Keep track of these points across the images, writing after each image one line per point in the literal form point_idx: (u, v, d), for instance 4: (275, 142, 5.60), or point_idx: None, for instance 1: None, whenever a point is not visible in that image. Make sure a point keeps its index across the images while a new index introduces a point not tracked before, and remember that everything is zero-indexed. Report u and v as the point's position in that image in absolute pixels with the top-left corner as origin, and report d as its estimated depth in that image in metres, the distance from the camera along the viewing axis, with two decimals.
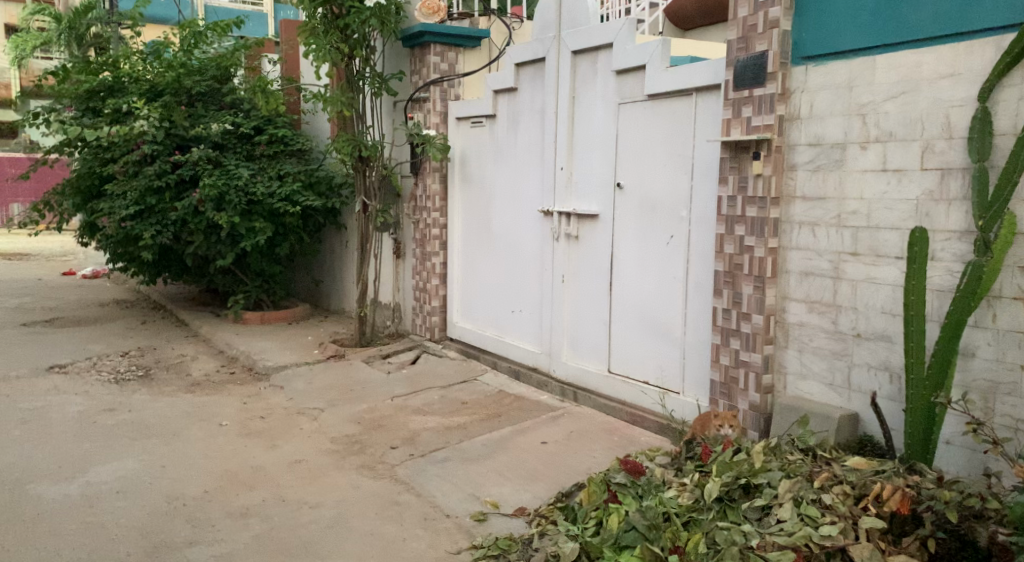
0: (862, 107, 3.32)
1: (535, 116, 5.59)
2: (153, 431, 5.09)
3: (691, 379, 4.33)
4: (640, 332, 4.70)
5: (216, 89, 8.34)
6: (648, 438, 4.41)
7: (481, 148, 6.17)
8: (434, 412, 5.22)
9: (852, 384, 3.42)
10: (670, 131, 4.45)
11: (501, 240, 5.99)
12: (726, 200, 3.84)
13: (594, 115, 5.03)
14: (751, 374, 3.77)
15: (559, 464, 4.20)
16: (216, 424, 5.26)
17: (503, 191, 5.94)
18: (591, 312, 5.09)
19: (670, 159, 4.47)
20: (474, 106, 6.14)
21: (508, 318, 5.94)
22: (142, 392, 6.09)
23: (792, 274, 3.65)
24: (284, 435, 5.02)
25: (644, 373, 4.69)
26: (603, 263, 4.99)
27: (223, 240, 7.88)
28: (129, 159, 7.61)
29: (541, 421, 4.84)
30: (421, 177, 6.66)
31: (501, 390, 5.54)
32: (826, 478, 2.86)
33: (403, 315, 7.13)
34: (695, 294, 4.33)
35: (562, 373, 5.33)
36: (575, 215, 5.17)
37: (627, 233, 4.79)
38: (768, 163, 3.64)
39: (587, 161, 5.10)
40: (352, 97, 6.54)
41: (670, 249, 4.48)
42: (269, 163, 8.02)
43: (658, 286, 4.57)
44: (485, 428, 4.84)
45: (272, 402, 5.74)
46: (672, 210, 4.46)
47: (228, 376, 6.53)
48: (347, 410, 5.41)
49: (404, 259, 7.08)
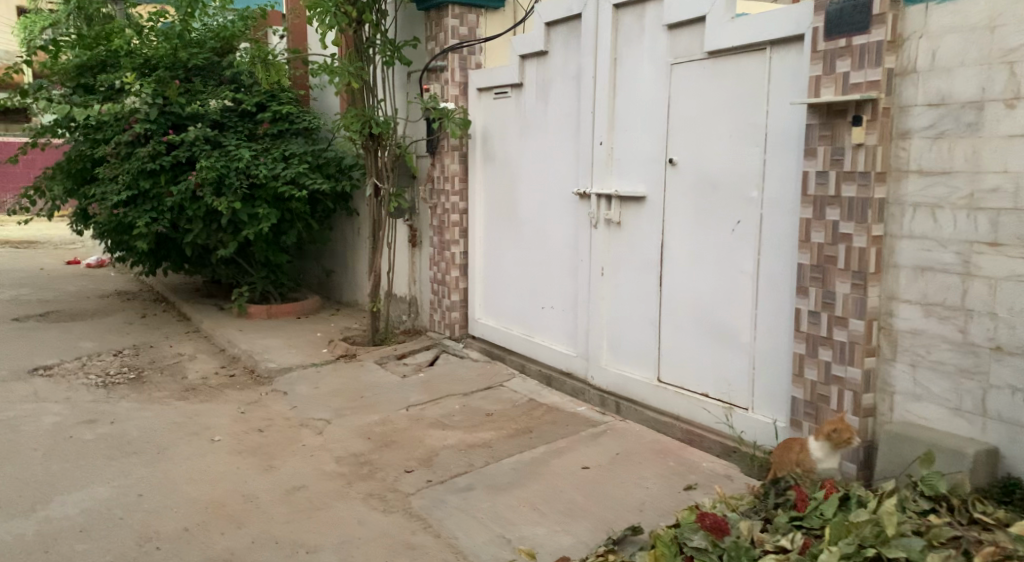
0: (1009, 53, 2.60)
1: (569, 82, 4.84)
2: (134, 448, 4.45)
3: (763, 395, 3.63)
4: (698, 335, 3.98)
5: (215, 63, 7.67)
6: (711, 464, 3.71)
7: (506, 122, 5.43)
8: (455, 426, 4.53)
9: (988, 411, 2.71)
10: (738, 95, 3.71)
11: (529, 226, 5.27)
12: (815, 176, 3.13)
13: (640, 80, 4.28)
14: (848, 394, 3.06)
15: (604, 497, 3.50)
16: (207, 439, 4.60)
17: (532, 170, 5.21)
18: (636, 311, 4.38)
19: (735, 129, 3.73)
20: (497, 74, 5.40)
21: (538, 316, 5.23)
22: (130, 398, 5.45)
23: (902, 270, 2.93)
24: (283, 454, 4.36)
25: (702, 384, 3.98)
26: (651, 254, 4.26)
27: (224, 229, 7.21)
28: (120, 138, 6.94)
29: (580, 439, 4.14)
30: (439, 156, 5.93)
31: (530, 399, 4.86)
32: (991, 555, 2.39)
33: (419, 310, 6.45)
34: (768, 292, 3.61)
35: (601, 381, 4.62)
36: (617, 198, 4.44)
37: (682, 219, 4.06)
38: (873, 130, 2.91)
39: (631, 134, 4.36)
40: (361, 67, 5.85)
41: (736, 237, 3.76)
42: (273, 143, 7.35)
43: (720, 281, 3.85)
44: (515, 448, 4.15)
45: (273, 411, 5.08)
46: (737, 190, 3.74)
47: (228, 380, 5.87)
48: (357, 421, 4.75)
49: (420, 248, 6.39)
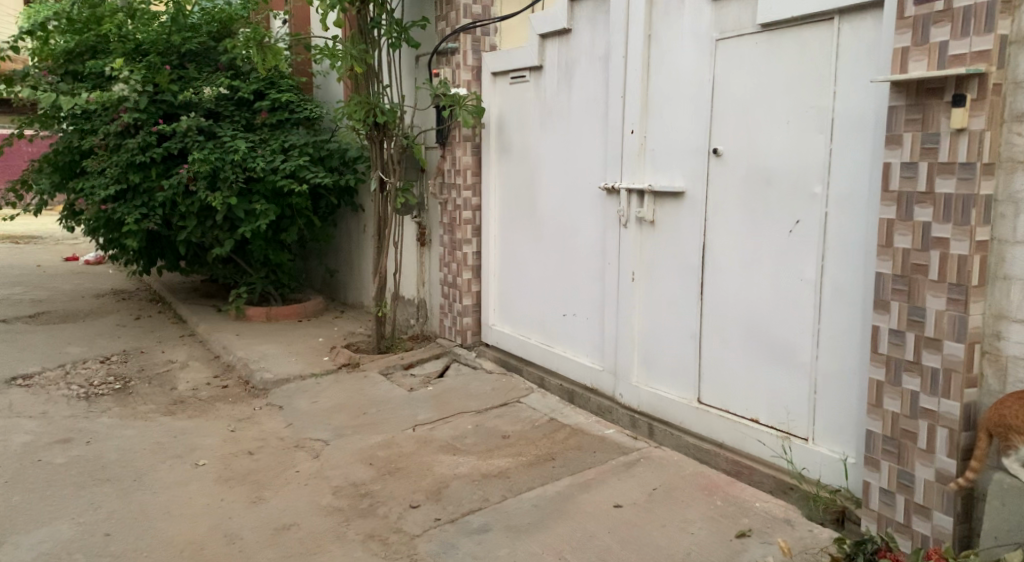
0: None
1: (595, 63, 4.31)
2: (108, 475, 3.96)
3: (826, 423, 3.14)
4: (749, 352, 3.47)
5: (211, 48, 7.17)
6: (766, 505, 3.22)
7: (523, 109, 4.91)
8: (468, 450, 4.03)
9: None
10: (800, 75, 3.20)
11: (549, 224, 4.75)
12: (899, 168, 2.65)
13: (678, 59, 3.76)
14: (943, 431, 2.56)
15: (644, 547, 3.00)
16: (191, 463, 4.11)
17: (553, 163, 4.69)
18: (673, 321, 3.87)
19: (794, 114, 3.23)
20: (514, 55, 4.88)
21: (559, 324, 4.72)
22: (112, 413, 4.96)
23: (1014, 282, 2.46)
24: (274, 482, 3.87)
25: (752, 408, 3.47)
26: (691, 258, 3.75)
27: (219, 226, 6.73)
28: (108, 129, 6.45)
29: (611, 470, 3.63)
30: (449, 147, 5.40)
31: (551, 419, 4.35)
32: None
33: (428, 315, 5.94)
34: (834, 303, 3.11)
35: (632, 400, 4.11)
36: (650, 193, 3.93)
37: (729, 218, 3.54)
38: (980, 112, 2.41)
39: (667, 120, 3.85)
40: (365, 50, 5.33)
41: (795, 240, 3.26)
42: (272, 134, 6.85)
43: (775, 291, 3.35)
44: (536, 479, 3.64)
45: (267, 430, 4.59)
46: (796, 185, 3.24)
47: (220, 392, 5.38)
48: (358, 443, 4.26)
49: (429, 247, 5.88)
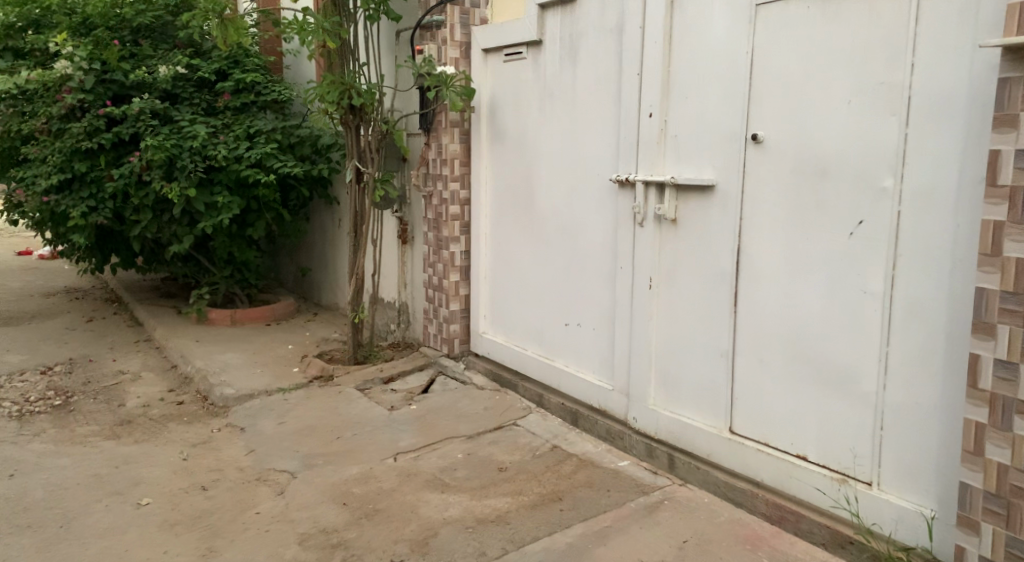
0: None
1: (604, 35, 3.72)
2: (30, 520, 3.33)
3: (897, 467, 2.61)
4: (796, 377, 2.91)
5: (168, 23, 6.47)
6: None
7: (519, 91, 4.31)
8: (459, 486, 3.45)
9: None
10: (867, 44, 2.63)
11: (548, 221, 4.16)
12: (1014, 157, 2.10)
13: (708, 28, 3.17)
14: None
15: None
16: (132, 503, 3.49)
17: (554, 151, 4.10)
18: (698, 336, 3.30)
19: (857, 92, 2.67)
20: (509, 28, 4.27)
21: (560, 335, 4.14)
22: (45, 437, 4.31)
23: None
24: (229, 528, 3.26)
25: (799, 443, 2.92)
26: (722, 263, 3.18)
27: (178, 220, 6.05)
28: (49, 112, 5.74)
29: (632, 516, 3.07)
30: (434, 133, 4.79)
31: (555, 446, 3.77)
32: None
33: (410, 320, 5.34)
34: (909, 323, 2.57)
35: (648, 426, 3.55)
36: (672, 187, 3.35)
37: (772, 216, 2.97)
38: None
39: (693, 101, 3.26)
40: (339, 23, 4.70)
41: (856, 245, 2.71)
42: (236, 118, 6.19)
43: (829, 305, 2.79)
44: (541, 527, 3.06)
45: (225, 458, 3.97)
46: (859, 180, 2.68)
47: (174, 410, 4.73)
48: (331, 476, 3.65)
49: (411, 245, 5.27)
